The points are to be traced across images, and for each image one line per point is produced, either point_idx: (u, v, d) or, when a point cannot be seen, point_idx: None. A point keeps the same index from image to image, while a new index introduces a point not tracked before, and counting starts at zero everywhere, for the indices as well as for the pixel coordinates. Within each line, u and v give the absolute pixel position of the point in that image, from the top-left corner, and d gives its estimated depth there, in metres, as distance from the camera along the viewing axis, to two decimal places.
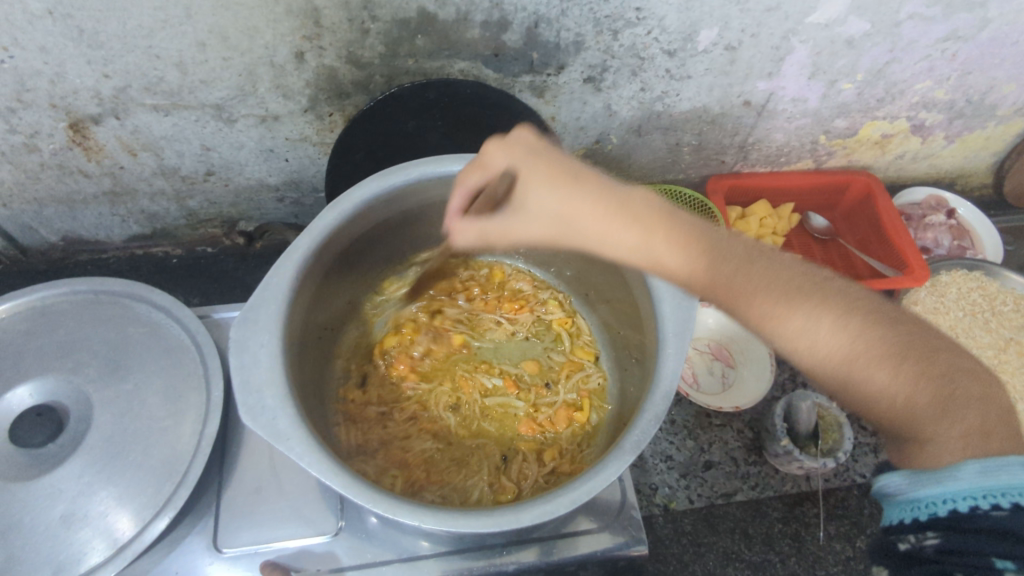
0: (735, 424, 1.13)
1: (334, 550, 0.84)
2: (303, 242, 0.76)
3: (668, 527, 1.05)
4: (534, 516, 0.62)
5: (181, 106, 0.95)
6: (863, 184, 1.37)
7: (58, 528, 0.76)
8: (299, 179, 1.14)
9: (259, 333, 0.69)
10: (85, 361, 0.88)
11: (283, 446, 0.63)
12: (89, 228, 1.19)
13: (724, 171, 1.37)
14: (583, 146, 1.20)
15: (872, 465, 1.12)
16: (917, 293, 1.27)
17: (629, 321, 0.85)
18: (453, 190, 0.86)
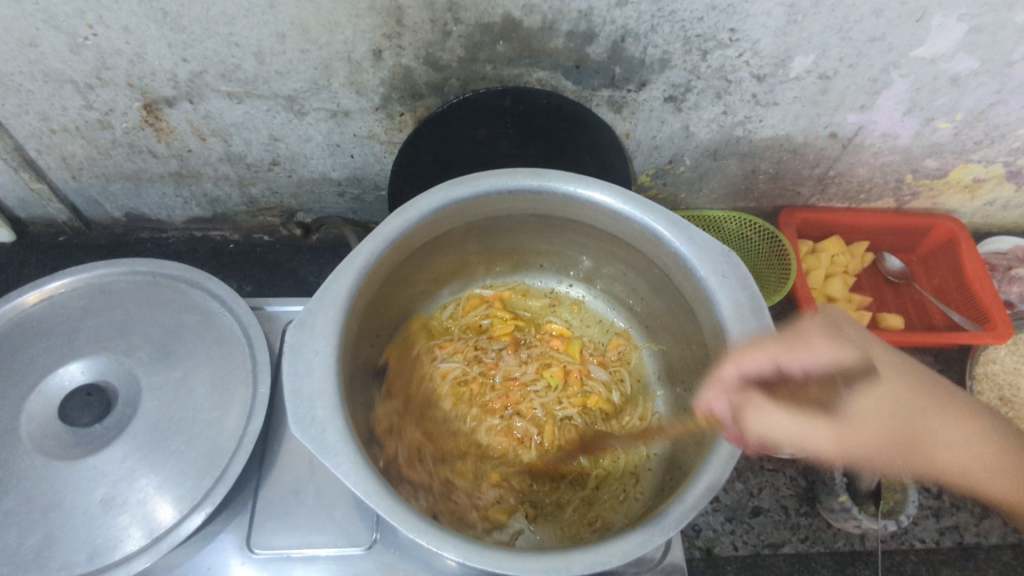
0: (788, 470, 1.08)
1: (366, 562, 0.82)
2: (367, 247, 0.73)
3: (709, 572, 0.99)
4: (585, 565, 0.58)
5: (254, 95, 0.94)
6: (945, 229, 1.29)
7: (98, 511, 0.76)
8: (363, 175, 1.13)
9: (315, 339, 0.67)
10: (138, 344, 0.88)
11: (329, 462, 0.61)
12: (152, 207, 1.19)
13: (798, 203, 1.30)
14: (654, 166, 1.15)
15: (932, 530, 1.05)
16: (997, 351, 1.19)
17: (698, 365, 0.81)
18: (522, 205, 0.83)
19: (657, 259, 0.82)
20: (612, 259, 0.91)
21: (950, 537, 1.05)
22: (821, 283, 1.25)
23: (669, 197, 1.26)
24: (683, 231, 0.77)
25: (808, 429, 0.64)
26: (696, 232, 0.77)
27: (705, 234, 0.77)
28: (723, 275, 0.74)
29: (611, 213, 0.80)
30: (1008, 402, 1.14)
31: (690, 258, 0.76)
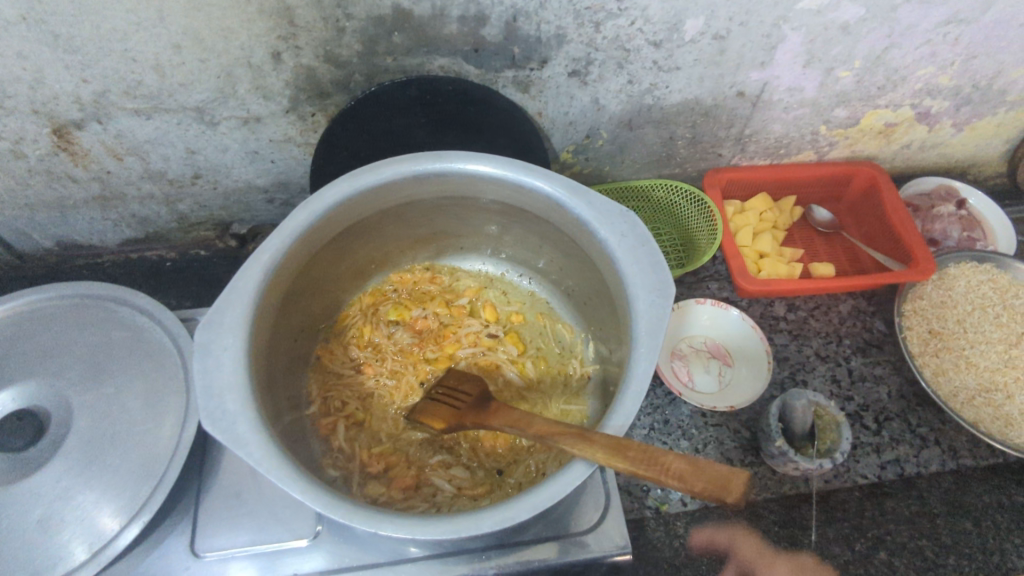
0: (731, 424, 1.10)
1: (312, 553, 0.84)
2: (273, 243, 0.75)
3: (659, 530, 0.99)
4: (494, 521, 0.60)
5: (161, 110, 0.95)
6: (867, 175, 1.33)
7: (34, 532, 0.76)
8: (287, 180, 1.14)
9: (223, 337, 0.68)
10: (68, 365, 0.88)
11: (241, 452, 0.62)
12: (82, 233, 1.19)
13: (722, 165, 1.33)
14: (573, 142, 1.18)
15: (874, 466, 1.07)
16: (922, 287, 1.24)
17: (613, 322, 0.84)
18: (430, 189, 0.85)
19: (564, 226, 0.84)
20: (527, 232, 0.93)
21: (891, 470, 1.07)
22: (750, 241, 1.28)
23: (594, 171, 1.28)
24: (582, 196, 0.79)
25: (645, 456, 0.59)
26: (595, 196, 0.79)
27: (604, 198, 0.80)
28: (622, 234, 0.77)
29: (512, 187, 0.83)
30: (937, 334, 1.18)
31: (591, 221, 0.78)
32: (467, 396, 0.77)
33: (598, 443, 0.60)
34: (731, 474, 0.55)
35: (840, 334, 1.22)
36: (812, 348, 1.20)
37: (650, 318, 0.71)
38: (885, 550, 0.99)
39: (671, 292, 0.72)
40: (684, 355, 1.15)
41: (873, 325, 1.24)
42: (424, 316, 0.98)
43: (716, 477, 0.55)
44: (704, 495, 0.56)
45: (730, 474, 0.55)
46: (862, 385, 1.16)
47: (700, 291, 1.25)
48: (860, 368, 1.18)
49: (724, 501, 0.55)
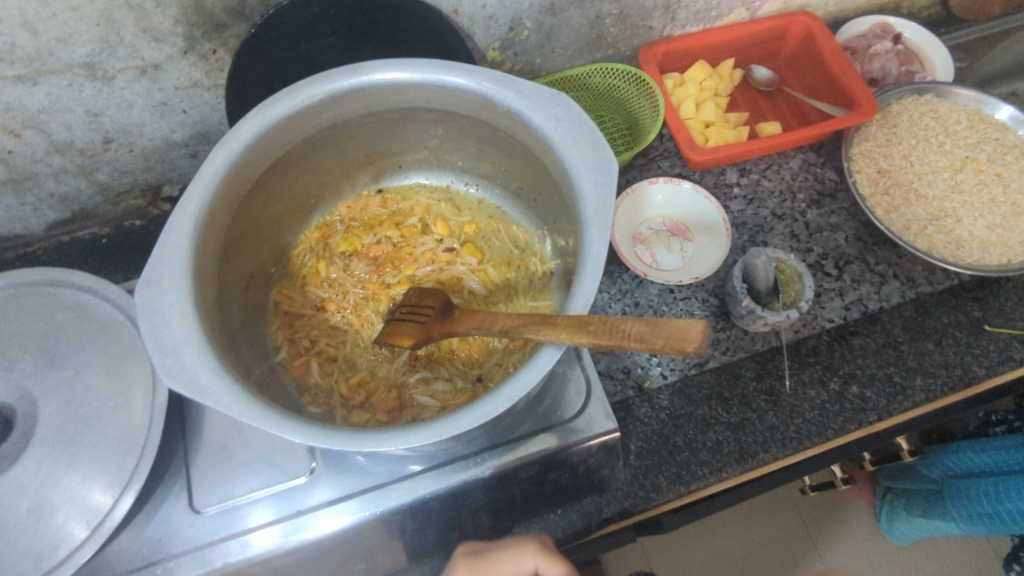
0: (699, 294, 1.11)
1: (314, 487, 0.85)
2: (197, 189, 0.71)
3: (645, 406, 1.03)
4: (473, 418, 0.60)
5: (46, 72, 0.88)
6: (802, 25, 1.30)
7: (27, 521, 0.76)
8: (206, 129, 1.08)
9: (165, 292, 0.65)
10: (19, 357, 0.84)
11: (208, 400, 0.61)
12: (3, 223, 1.13)
13: (655, 38, 1.29)
14: (497, 38, 1.12)
15: (839, 309, 1.11)
16: (868, 128, 1.25)
17: (565, 212, 0.83)
18: (352, 107, 0.81)
19: (498, 122, 0.81)
20: (463, 137, 0.90)
21: (856, 309, 1.11)
22: (694, 112, 1.26)
23: (526, 67, 1.23)
24: (510, 85, 0.76)
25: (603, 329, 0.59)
26: (522, 83, 0.76)
27: (532, 84, 0.76)
28: (556, 117, 0.74)
29: (437, 89, 0.79)
30: (885, 173, 1.20)
31: (522, 110, 0.75)
32: (431, 308, 0.77)
33: (561, 323, 0.61)
34: (688, 326, 0.56)
35: (793, 190, 1.23)
36: (769, 209, 1.21)
37: (596, 197, 0.69)
38: (857, 384, 1.04)
39: (614, 168, 0.70)
40: (645, 238, 1.15)
41: (824, 175, 1.25)
42: (376, 242, 0.96)
43: (673, 331, 0.56)
44: (665, 350, 0.56)
45: (686, 326, 0.56)
46: (819, 235, 1.18)
47: (652, 171, 1.24)
48: (817, 219, 1.20)
49: (684, 352, 0.55)
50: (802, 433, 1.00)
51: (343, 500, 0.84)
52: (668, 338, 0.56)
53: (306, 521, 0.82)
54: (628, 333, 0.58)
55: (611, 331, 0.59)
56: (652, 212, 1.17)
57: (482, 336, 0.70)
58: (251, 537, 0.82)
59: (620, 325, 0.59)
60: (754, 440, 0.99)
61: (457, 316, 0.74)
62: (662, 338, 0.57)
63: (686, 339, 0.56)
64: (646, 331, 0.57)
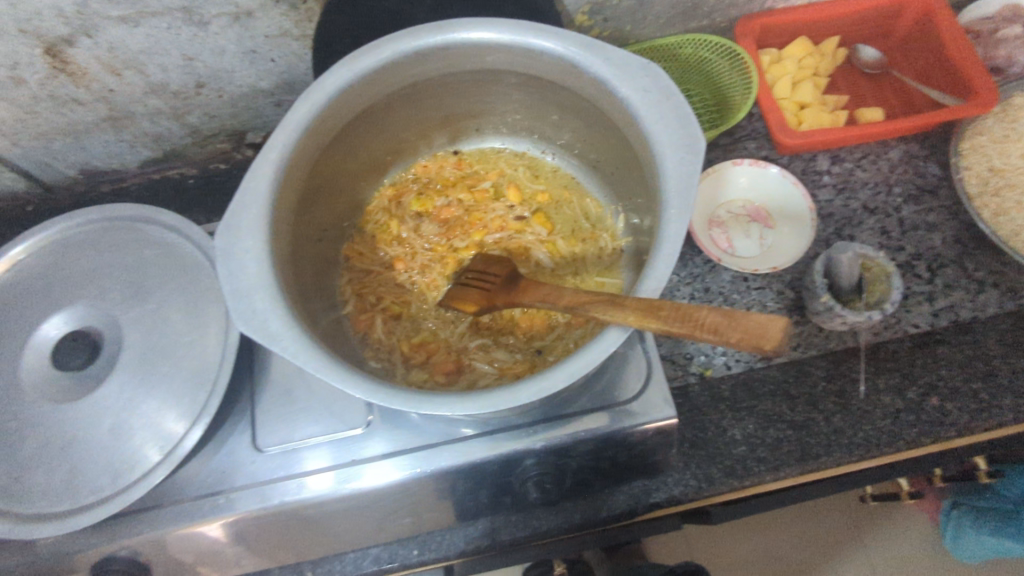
0: (775, 286, 1.06)
1: (369, 439, 0.87)
2: (280, 139, 0.72)
3: (705, 394, 1.00)
4: (532, 393, 0.60)
5: (148, 14, 0.91)
6: (922, 2, 1.19)
7: (110, 439, 0.82)
8: (292, 79, 1.10)
9: (244, 239, 0.67)
10: (110, 287, 0.90)
11: (278, 347, 0.63)
12: (102, 158, 1.19)
13: (754, 10, 1.21)
14: (588, 1, 1.08)
15: (927, 314, 1.04)
16: (984, 121, 1.14)
17: (642, 188, 0.80)
18: (435, 66, 0.80)
19: (582, 90, 0.78)
20: (543, 104, 0.88)
21: (945, 317, 1.03)
22: (789, 92, 1.19)
23: (614, 33, 1.18)
24: (598, 52, 0.73)
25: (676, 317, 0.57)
26: (611, 51, 0.73)
27: (621, 51, 0.73)
28: (643, 89, 0.71)
29: (521, 52, 0.77)
30: (998, 172, 1.11)
31: (608, 79, 0.72)
32: (497, 276, 0.76)
33: (630, 306, 0.59)
34: (768, 323, 0.53)
35: (890, 182, 1.15)
36: (860, 201, 1.13)
37: (678, 176, 0.66)
38: (937, 395, 0.97)
39: (701, 147, 0.66)
40: (722, 222, 1.10)
41: (927, 169, 1.15)
42: (447, 205, 0.96)
43: (752, 326, 0.53)
44: (741, 345, 0.54)
45: (765, 323, 0.53)
46: (914, 233, 1.10)
47: (737, 152, 1.18)
48: (913, 216, 1.11)
49: (761, 350, 0.53)
50: (870, 441, 0.95)
51: (394, 455, 0.85)
52: (745, 333, 0.54)
53: (359, 470, 0.85)
54: (703, 324, 0.56)
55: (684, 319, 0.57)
56: (733, 194, 1.12)
57: (546, 309, 0.69)
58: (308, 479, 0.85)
59: (694, 314, 0.56)
60: (818, 442, 0.95)
61: (522, 286, 0.73)
62: (739, 333, 0.54)
63: (764, 336, 0.53)
64: (722, 324, 0.55)
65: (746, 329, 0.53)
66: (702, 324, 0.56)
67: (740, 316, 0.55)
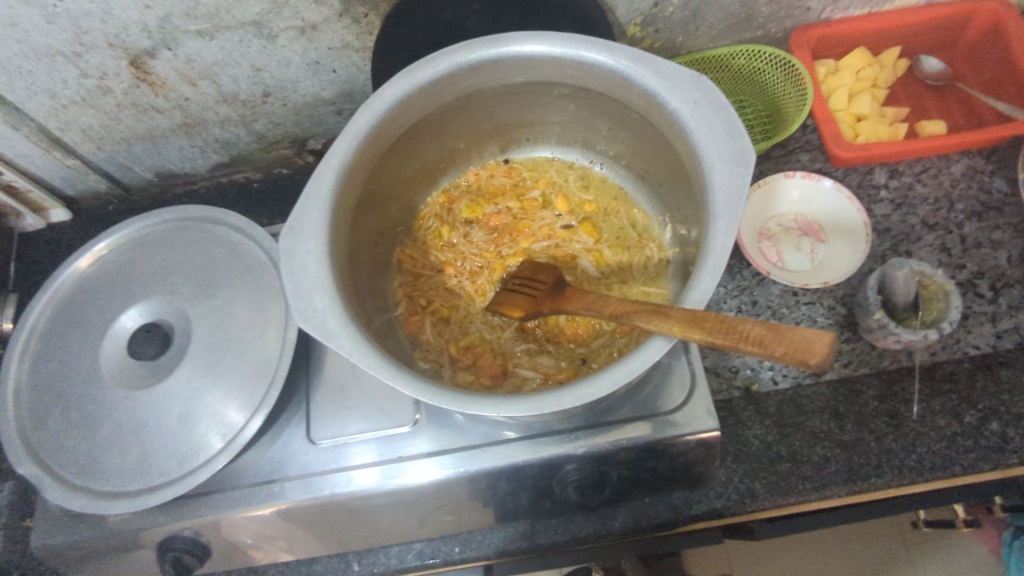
0: (826, 301, 1.05)
1: (417, 437, 0.90)
2: (341, 147, 0.76)
3: (750, 409, 0.99)
4: (574, 398, 0.61)
5: (223, 28, 0.97)
6: (989, 12, 1.15)
7: (177, 426, 0.87)
8: (352, 89, 1.14)
9: (306, 241, 0.71)
10: (180, 283, 0.96)
11: (334, 344, 0.66)
12: (176, 162, 1.26)
13: (811, 21, 1.20)
14: (640, 13, 1.09)
15: (989, 335, 1.00)
16: None
17: (690, 200, 0.81)
18: (489, 78, 0.82)
19: (632, 102, 0.80)
20: (594, 114, 0.89)
21: (1009, 339, 0.99)
22: (846, 104, 1.16)
23: (666, 45, 1.19)
24: (648, 65, 0.74)
25: (719, 330, 0.57)
26: (663, 64, 0.74)
27: (672, 64, 0.74)
28: (693, 101, 0.72)
29: (573, 64, 0.78)
30: None
31: (658, 91, 0.73)
32: (543, 283, 0.78)
33: (675, 317, 0.60)
34: (814, 337, 0.53)
35: (951, 198, 1.11)
36: (919, 217, 1.10)
37: (727, 189, 0.67)
38: (998, 421, 0.93)
39: (751, 160, 0.67)
40: (773, 235, 1.09)
41: (992, 185, 1.11)
42: (497, 212, 0.99)
43: (798, 340, 0.54)
44: (786, 360, 0.54)
45: (811, 337, 0.54)
46: (977, 251, 1.06)
47: (789, 164, 1.16)
48: (976, 234, 1.08)
49: (807, 364, 0.54)
50: (924, 463, 0.92)
51: (440, 453, 0.88)
52: (790, 348, 0.54)
53: (410, 466, 0.88)
54: (747, 337, 0.56)
55: (726, 332, 0.57)
56: (784, 207, 1.10)
57: (591, 317, 0.71)
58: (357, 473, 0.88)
59: (738, 326, 0.57)
60: (867, 462, 0.93)
61: (568, 294, 0.75)
62: (783, 347, 0.55)
63: (809, 351, 0.54)
64: (765, 338, 0.55)
65: (793, 344, 0.53)
66: (746, 338, 0.56)
67: (786, 329, 0.55)
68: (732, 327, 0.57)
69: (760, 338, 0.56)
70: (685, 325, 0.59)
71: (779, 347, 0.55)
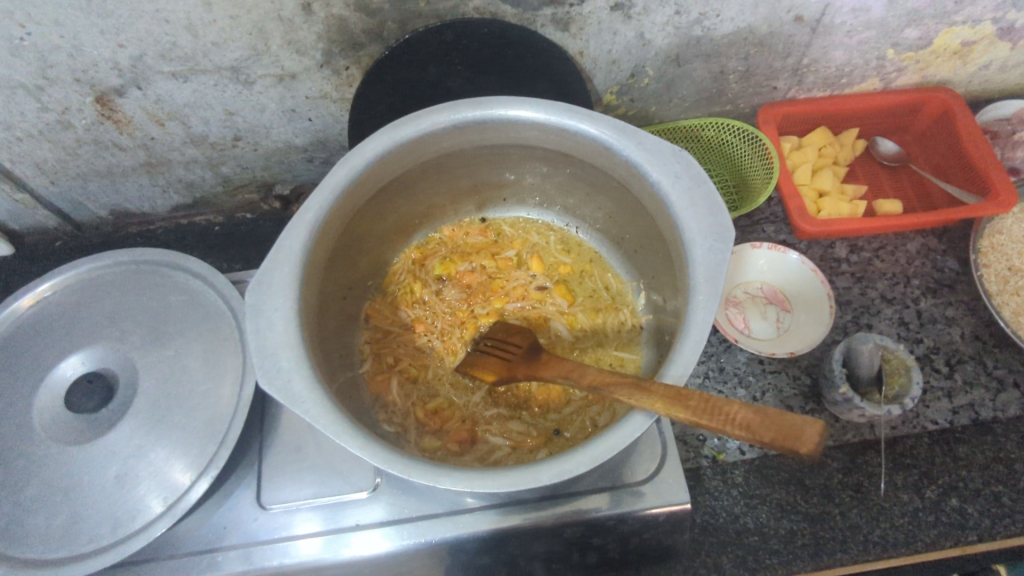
0: (791, 370, 1.06)
1: (375, 504, 0.85)
2: (317, 200, 0.74)
3: (717, 478, 0.97)
4: (552, 475, 0.59)
5: (197, 71, 0.95)
6: (940, 102, 1.23)
7: (113, 487, 0.80)
8: (326, 137, 1.13)
9: (273, 297, 0.68)
10: (129, 330, 0.90)
11: (298, 408, 0.62)
12: (134, 201, 1.21)
13: (777, 98, 1.25)
14: (617, 82, 1.12)
15: (946, 411, 1.02)
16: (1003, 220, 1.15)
17: (666, 269, 0.81)
18: (471, 138, 0.82)
19: (613, 171, 0.80)
20: (572, 179, 0.90)
21: (964, 415, 1.02)
22: (809, 179, 1.21)
23: (640, 113, 1.22)
24: (631, 137, 0.75)
25: (704, 409, 0.56)
26: (645, 137, 0.75)
27: (654, 138, 0.75)
28: (675, 175, 0.73)
29: (557, 131, 0.79)
30: (1016, 271, 1.11)
31: (641, 163, 0.74)
32: (517, 348, 0.76)
33: (657, 393, 0.59)
34: (804, 424, 0.53)
35: (907, 274, 1.15)
36: (878, 291, 1.14)
37: (708, 263, 0.67)
38: (957, 497, 0.95)
39: (731, 238, 0.67)
40: (739, 302, 1.10)
41: (944, 264, 1.16)
42: (470, 270, 0.97)
43: (787, 426, 0.53)
44: (774, 445, 0.53)
45: (800, 424, 0.53)
46: (932, 327, 1.10)
47: (755, 234, 1.19)
48: (931, 309, 1.11)
49: (795, 451, 0.53)
50: (887, 539, 0.92)
51: (400, 521, 0.83)
52: (777, 432, 0.53)
53: (367, 534, 0.83)
54: (733, 419, 0.55)
55: (711, 412, 0.56)
56: (751, 276, 1.12)
57: (568, 386, 0.69)
58: (310, 542, 0.83)
59: (724, 408, 0.56)
60: (833, 537, 0.92)
61: (543, 360, 0.73)
62: (771, 432, 0.54)
63: (798, 438, 0.53)
64: (752, 421, 0.54)
65: (782, 428, 0.52)
66: (732, 420, 0.55)
67: (774, 413, 0.54)
68: (718, 407, 0.56)
69: (747, 421, 0.55)
70: (670, 403, 0.58)
71: (767, 432, 0.54)
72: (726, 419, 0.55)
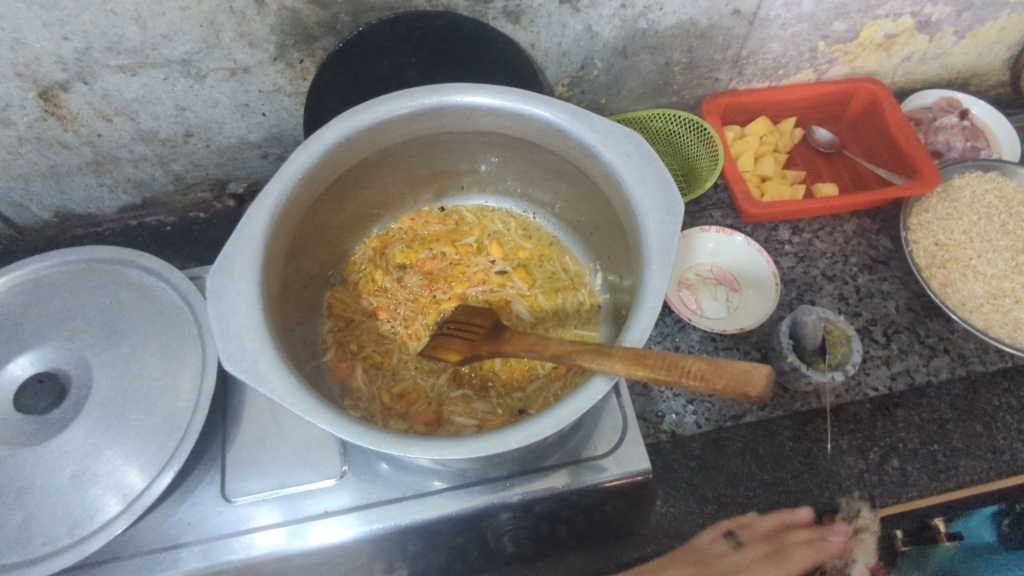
0: (742, 346, 1.10)
1: (344, 491, 0.85)
2: (276, 187, 0.74)
3: (677, 452, 1.01)
4: (520, 439, 0.61)
5: (146, 65, 0.93)
6: (869, 92, 1.31)
7: (69, 487, 0.78)
8: (280, 133, 1.13)
9: (235, 282, 0.68)
10: (81, 328, 0.88)
11: (265, 388, 0.62)
12: (80, 202, 1.18)
13: (720, 90, 1.31)
14: (567, 75, 1.16)
15: (884, 377, 1.09)
16: (929, 200, 1.24)
17: (621, 247, 0.84)
18: (427, 125, 0.84)
19: (567, 154, 0.83)
20: (528, 165, 0.93)
21: (902, 381, 1.08)
22: (752, 165, 1.27)
23: (590, 105, 1.26)
24: (584, 120, 0.78)
25: (662, 364, 0.60)
26: (597, 119, 0.78)
27: (606, 120, 0.78)
28: (626, 155, 0.76)
29: (512, 116, 0.81)
30: (943, 246, 1.19)
31: (593, 144, 0.77)
32: (481, 327, 0.78)
33: (617, 354, 0.62)
34: (753, 370, 0.56)
35: (845, 253, 1.22)
36: (819, 269, 1.20)
37: (660, 236, 0.70)
38: (898, 457, 1.01)
39: (680, 211, 0.71)
40: (691, 284, 1.15)
41: (878, 242, 1.24)
42: (431, 258, 0.99)
43: (738, 373, 0.57)
44: (727, 392, 0.57)
45: (750, 370, 0.57)
46: (869, 301, 1.17)
47: (703, 219, 1.25)
48: (868, 284, 1.19)
49: (747, 396, 0.56)
50: (836, 500, 0.97)
51: (370, 507, 0.84)
52: (730, 380, 0.57)
53: (337, 522, 0.83)
54: (689, 372, 0.58)
55: (669, 367, 0.59)
56: (701, 259, 1.17)
57: (532, 358, 0.71)
58: (278, 532, 0.82)
59: (680, 362, 0.59)
60: (786, 501, 0.97)
61: (506, 336, 0.75)
62: (725, 380, 0.57)
63: (748, 384, 0.57)
64: (707, 372, 0.58)
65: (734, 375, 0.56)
66: (688, 373, 0.58)
67: (725, 362, 0.58)
68: (674, 361, 0.59)
69: (703, 372, 0.58)
70: (630, 362, 0.61)
71: (721, 381, 0.58)
72: (682, 372, 0.59)
